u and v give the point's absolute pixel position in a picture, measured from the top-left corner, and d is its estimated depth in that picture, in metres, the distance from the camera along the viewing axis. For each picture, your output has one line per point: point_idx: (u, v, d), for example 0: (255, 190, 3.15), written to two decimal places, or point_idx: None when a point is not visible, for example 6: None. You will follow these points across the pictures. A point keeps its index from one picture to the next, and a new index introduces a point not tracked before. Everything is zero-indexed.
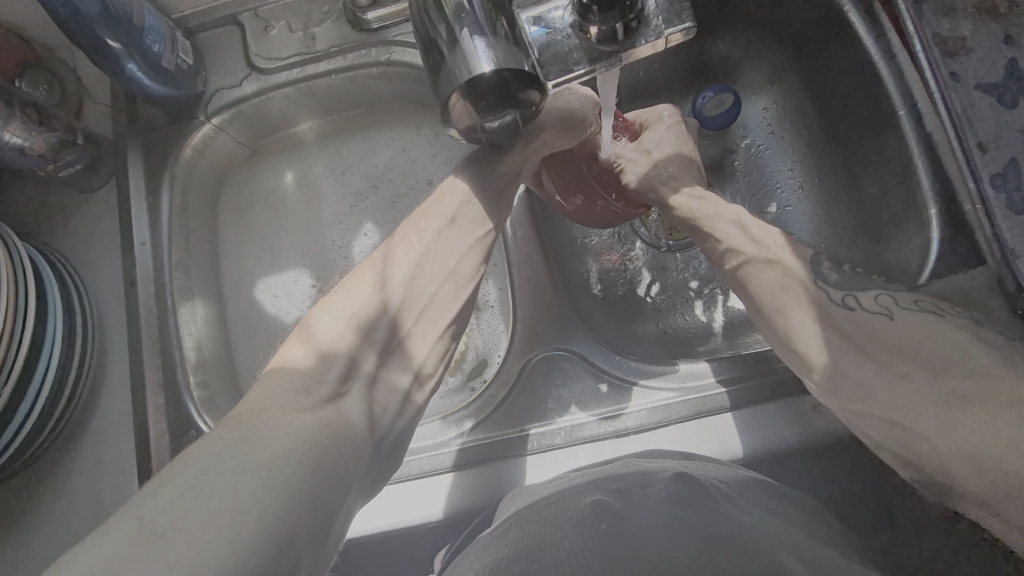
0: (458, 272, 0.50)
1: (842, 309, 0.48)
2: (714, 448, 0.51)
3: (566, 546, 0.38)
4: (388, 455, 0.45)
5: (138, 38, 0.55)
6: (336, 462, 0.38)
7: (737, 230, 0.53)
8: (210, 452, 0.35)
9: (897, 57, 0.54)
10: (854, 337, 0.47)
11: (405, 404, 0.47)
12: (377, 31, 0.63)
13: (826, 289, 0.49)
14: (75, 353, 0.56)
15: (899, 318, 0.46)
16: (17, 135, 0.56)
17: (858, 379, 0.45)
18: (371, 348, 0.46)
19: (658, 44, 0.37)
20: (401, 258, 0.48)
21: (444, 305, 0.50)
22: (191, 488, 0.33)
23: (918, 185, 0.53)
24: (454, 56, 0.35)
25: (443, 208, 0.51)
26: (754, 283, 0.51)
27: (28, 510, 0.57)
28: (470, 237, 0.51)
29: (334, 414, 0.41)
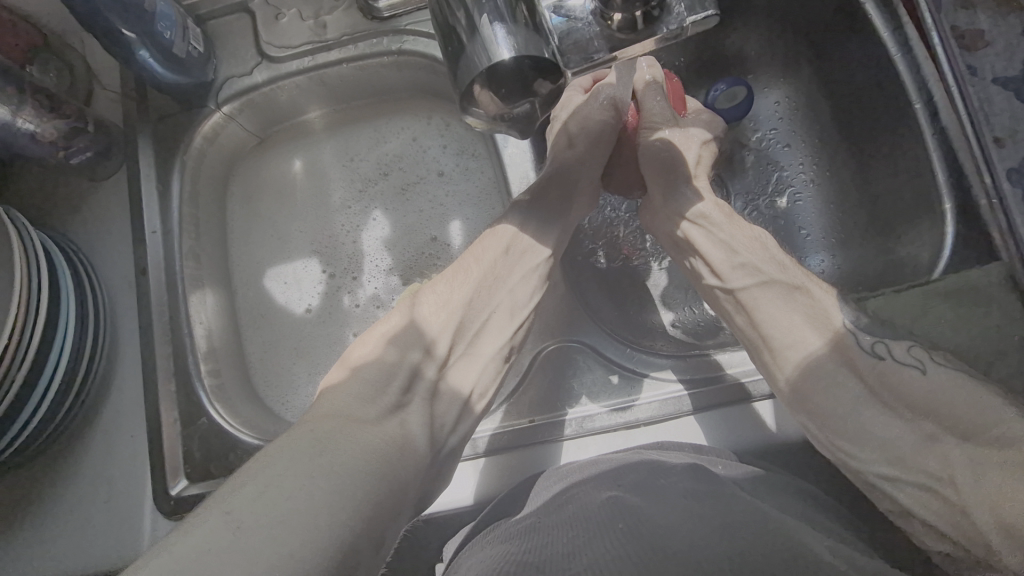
0: (510, 298, 0.53)
1: (871, 356, 0.45)
2: (721, 439, 0.52)
3: (587, 555, 0.36)
4: (445, 468, 0.46)
5: (150, 25, 0.54)
6: (399, 477, 0.39)
7: (756, 255, 0.51)
8: (290, 452, 0.36)
9: (913, 50, 0.53)
10: (873, 386, 0.44)
11: (461, 418, 0.48)
12: (387, 20, 0.63)
13: (855, 331, 0.47)
14: (87, 340, 0.56)
15: (933, 374, 0.43)
16: (29, 122, 0.55)
17: (880, 435, 0.43)
18: (429, 363, 0.48)
19: (678, 31, 0.38)
20: (458, 281, 0.52)
21: (497, 329, 0.53)
22: (271, 486, 0.34)
23: (933, 179, 0.53)
24: (473, 43, 0.35)
25: (492, 245, 0.54)
26: (759, 309, 0.49)
27: (40, 493, 0.58)
28: (523, 271, 0.54)
29: (399, 425, 0.42)
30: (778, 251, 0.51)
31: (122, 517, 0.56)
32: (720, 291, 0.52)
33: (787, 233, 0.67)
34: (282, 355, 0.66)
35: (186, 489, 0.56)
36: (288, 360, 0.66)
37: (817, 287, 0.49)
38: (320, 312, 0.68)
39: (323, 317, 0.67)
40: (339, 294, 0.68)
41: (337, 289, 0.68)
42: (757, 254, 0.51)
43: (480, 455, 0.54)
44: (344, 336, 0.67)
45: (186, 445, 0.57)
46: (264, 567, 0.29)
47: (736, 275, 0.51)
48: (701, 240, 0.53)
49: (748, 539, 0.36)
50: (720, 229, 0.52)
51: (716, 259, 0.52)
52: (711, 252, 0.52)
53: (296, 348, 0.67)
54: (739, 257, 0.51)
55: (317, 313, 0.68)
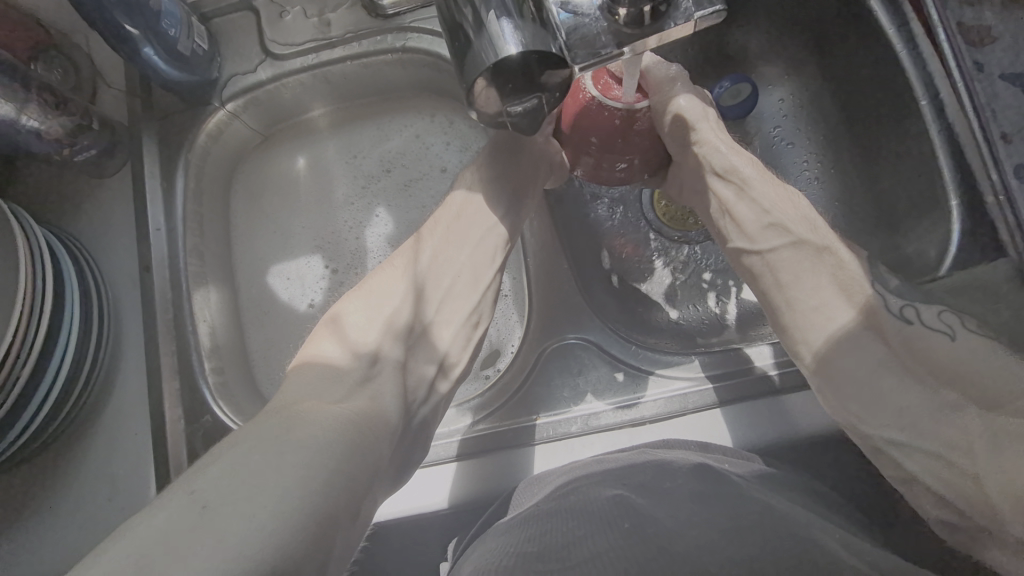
0: (473, 262, 0.54)
1: (900, 320, 0.45)
2: (725, 437, 0.51)
3: (589, 546, 0.37)
4: (417, 440, 0.48)
5: (155, 22, 0.54)
6: (372, 448, 0.39)
7: (787, 214, 0.49)
8: (254, 434, 0.36)
9: (919, 46, 0.53)
10: (899, 350, 0.44)
11: (434, 384, 0.50)
12: (392, 17, 0.62)
13: (884, 296, 0.47)
14: (92, 337, 0.57)
15: (961, 340, 0.44)
16: (34, 119, 0.55)
17: (897, 402, 0.42)
18: (395, 342, 0.48)
19: (688, 26, 0.37)
20: (413, 253, 0.53)
21: (461, 296, 0.53)
22: (238, 465, 0.34)
23: (940, 175, 0.53)
24: (480, 38, 0.35)
25: (445, 212, 0.55)
26: (787, 270, 0.48)
27: (44, 489, 0.58)
28: (477, 232, 0.55)
29: (370, 401, 0.42)
30: (811, 213, 0.50)
31: (125, 512, 0.57)
32: (746, 252, 0.51)
33: None
34: (284, 353, 0.66)
35: None
36: (291, 357, 0.66)
37: (848, 252, 0.48)
38: (321, 309, 0.68)
39: (327, 314, 0.67)
40: (341, 291, 0.68)
41: (338, 286, 0.68)
42: (788, 212, 0.50)
43: (486, 453, 0.54)
44: None
45: (190, 441, 0.57)
46: (231, 536, 0.29)
47: (767, 237, 0.49)
48: (734, 194, 0.52)
49: (757, 544, 0.35)
50: (752, 184, 0.51)
51: (747, 218, 0.51)
52: (741, 208, 0.51)
53: (300, 345, 0.67)
54: (772, 219, 0.49)
55: (319, 310, 0.68)
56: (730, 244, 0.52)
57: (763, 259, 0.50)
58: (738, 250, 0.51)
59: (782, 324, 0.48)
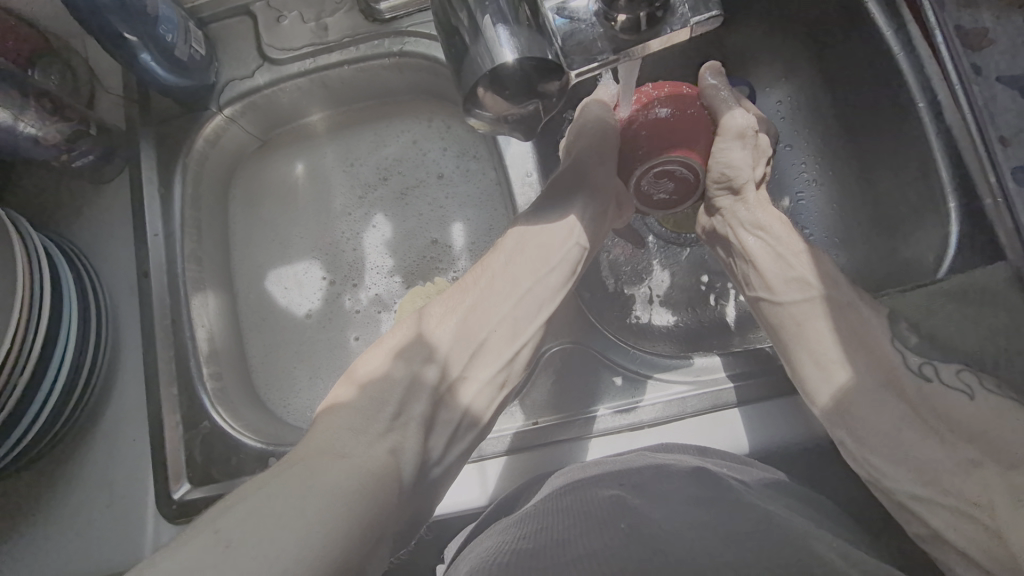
0: (512, 317, 0.51)
1: (917, 376, 0.46)
2: (729, 441, 0.52)
3: (584, 545, 0.37)
4: (427, 499, 0.45)
5: (152, 28, 0.54)
6: (380, 507, 0.37)
7: (808, 268, 0.51)
8: (279, 479, 0.36)
9: (917, 50, 0.53)
10: (917, 407, 0.46)
11: (457, 439, 0.48)
12: (389, 22, 0.62)
13: (903, 351, 0.47)
14: (90, 343, 0.56)
15: (979, 398, 0.44)
16: (31, 125, 0.54)
17: (918, 456, 0.44)
18: (423, 392, 0.46)
19: (684, 32, 0.37)
20: (454, 303, 0.51)
21: (495, 351, 0.50)
22: (261, 506, 0.34)
23: (938, 179, 0.53)
24: (477, 44, 0.35)
25: (494, 259, 0.53)
26: (808, 325, 0.49)
27: (42, 496, 0.57)
28: (525, 284, 0.52)
29: (388, 455, 0.41)
30: (831, 265, 0.52)
31: (125, 519, 0.56)
32: (765, 302, 0.52)
33: None
34: (283, 359, 0.66)
35: (188, 493, 0.56)
36: (289, 364, 0.66)
37: (870, 308, 0.50)
38: (320, 316, 0.68)
39: (326, 320, 0.67)
40: (339, 297, 0.68)
41: (337, 292, 0.68)
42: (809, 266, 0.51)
43: (485, 458, 0.54)
44: (345, 340, 0.67)
45: (188, 448, 0.57)
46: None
47: (788, 289, 0.51)
48: (763, 245, 0.53)
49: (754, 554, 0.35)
50: (778, 236, 0.53)
51: (771, 271, 0.52)
52: (767, 262, 0.52)
53: (299, 351, 0.67)
54: (792, 272, 0.51)
55: (317, 317, 0.67)
56: (752, 293, 0.54)
57: (783, 310, 0.51)
58: (760, 300, 0.52)
59: (795, 371, 0.49)
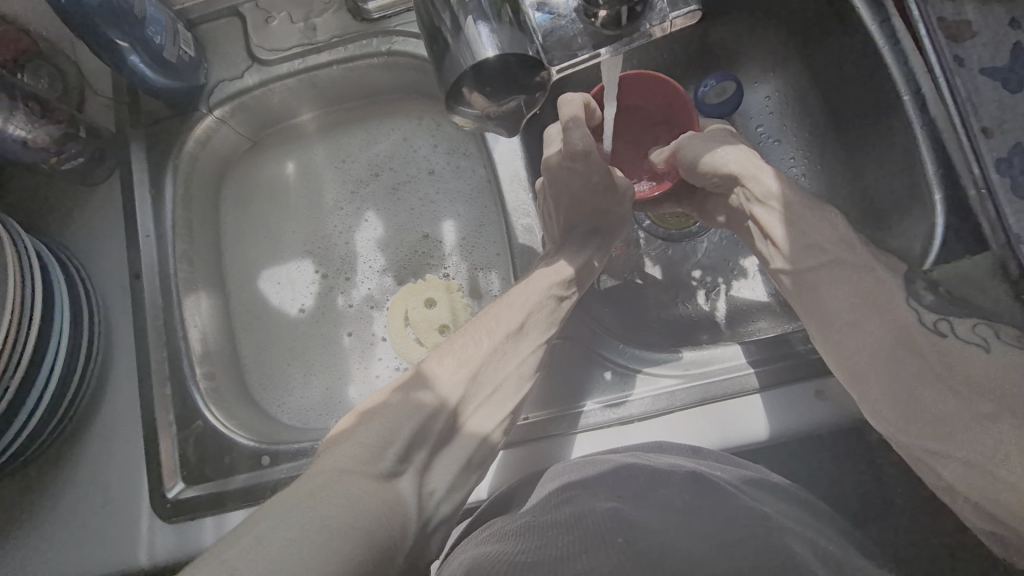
0: (520, 372, 0.48)
1: (932, 333, 0.44)
2: (715, 437, 0.52)
3: (581, 563, 0.35)
4: (433, 537, 0.41)
5: (139, 30, 0.55)
6: (387, 542, 0.35)
7: (825, 235, 0.49)
8: (279, 509, 0.34)
9: (902, 45, 0.54)
10: (936, 364, 0.43)
11: (457, 488, 0.44)
12: (377, 21, 0.63)
13: (918, 309, 0.45)
14: (82, 344, 0.57)
15: (996, 351, 0.43)
16: (20, 128, 0.55)
17: (929, 406, 0.42)
18: (428, 437, 0.43)
19: (662, 28, 0.37)
20: (467, 354, 0.47)
21: (502, 402, 0.47)
22: (267, 537, 0.31)
23: (923, 170, 0.54)
24: (458, 42, 0.35)
25: (510, 315, 0.49)
26: (828, 291, 0.47)
27: (37, 496, 0.58)
28: (532, 345, 0.50)
29: (393, 494, 0.38)
30: (847, 231, 0.49)
31: (120, 518, 0.57)
32: (784, 272, 0.50)
33: None
34: (277, 357, 0.67)
35: (183, 492, 0.56)
36: (283, 362, 0.66)
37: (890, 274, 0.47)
38: (312, 313, 0.68)
39: (318, 317, 0.68)
40: (332, 295, 0.68)
41: (330, 289, 0.68)
42: (824, 232, 0.49)
43: None
44: (338, 337, 0.67)
45: (182, 446, 0.57)
46: None
47: (807, 258, 0.49)
48: (774, 216, 0.51)
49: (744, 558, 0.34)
50: (794, 209, 0.50)
51: (786, 240, 0.50)
52: (780, 232, 0.50)
53: (291, 348, 0.67)
54: (812, 241, 0.49)
55: (310, 313, 0.68)
56: (772, 266, 0.52)
57: (801, 281, 0.49)
58: (780, 272, 0.51)
59: (821, 340, 0.47)
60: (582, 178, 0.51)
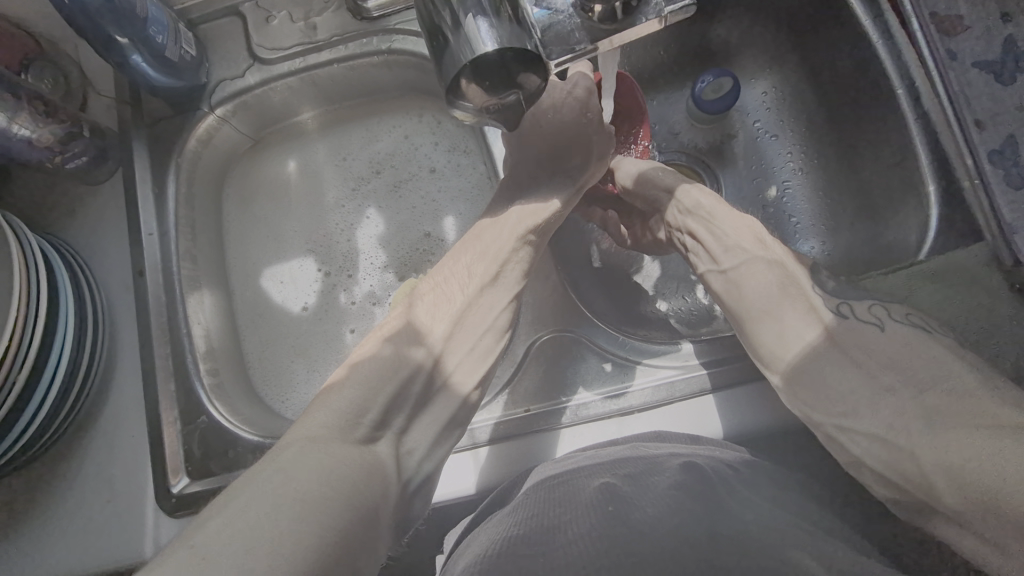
0: (495, 325, 0.50)
1: (835, 315, 0.47)
2: (715, 427, 0.52)
3: (574, 530, 0.38)
4: (416, 498, 0.43)
5: (142, 30, 0.55)
6: (367, 498, 0.36)
7: (745, 236, 0.51)
8: (253, 486, 0.34)
9: (894, 38, 0.55)
10: (844, 346, 0.45)
11: (442, 441, 0.46)
12: (377, 20, 0.63)
13: (823, 295, 0.48)
14: (88, 341, 0.57)
15: (891, 330, 0.46)
16: (25, 127, 0.55)
17: (837, 386, 0.44)
18: (407, 400, 0.44)
19: (658, 21, 0.39)
20: (443, 307, 0.49)
21: (479, 359, 0.49)
22: (234, 518, 0.31)
23: (918, 163, 0.54)
24: (458, 38, 0.36)
25: (485, 265, 0.51)
26: (749, 285, 0.49)
27: (43, 493, 0.58)
28: (507, 294, 0.51)
29: (369, 456, 0.39)
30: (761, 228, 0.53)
31: (125, 513, 0.57)
32: (713, 273, 0.52)
33: (777, 220, 0.68)
34: (281, 353, 0.67)
35: (187, 487, 0.57)
36: (286, 358, 0.67)
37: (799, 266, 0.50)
38: (315, 310, 0.69)
39: (320, 314, 0.68)
40: (334, 293, 0.69)
41: (332, 287, 0.69)
42: (743, 232, 0.52)
43: (479, 445, 0.55)
44: (340, 333, 0.67)
45: (186, 441, 0.58)
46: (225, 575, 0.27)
47: (732, 257, 0.51)
48: (704, 228, 0.53)
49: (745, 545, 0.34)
50: (719, 218, 0.53)
51: (714, 244, 0.52)
52: (709, 239, 0.53)
53: (293, 344, 0.68)
54: (735, 241, 0.51)
55: (313, 311, 0.68)
56: (701, 269, 0.54)
57: (728, 278, 0.51)
58: (707, 272, 0.53)
59: (744, 331, 0.49)
60: (576, 102, 0.53)
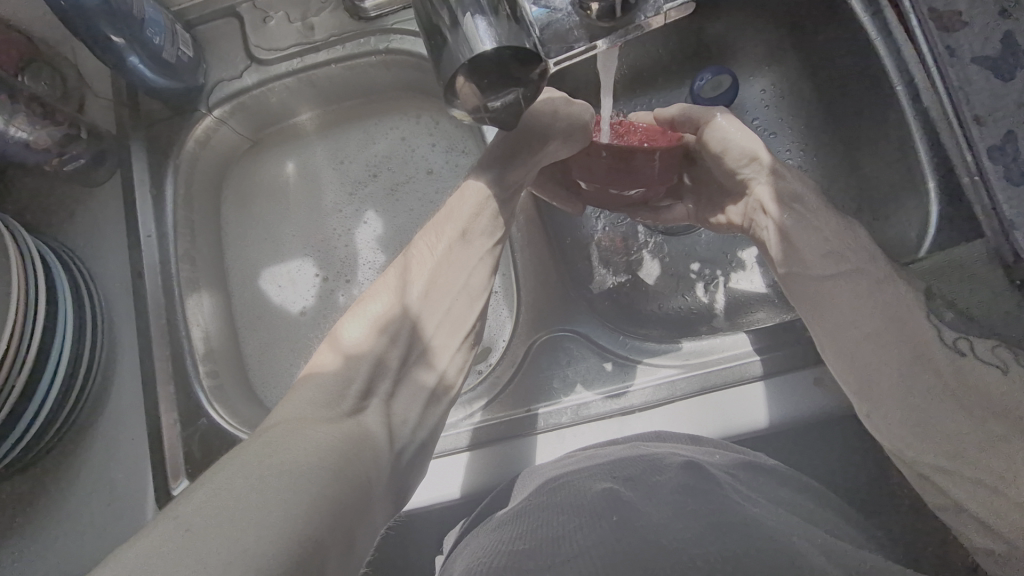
0: (470, 286, 0.49)
1: (950, 352, 0.46)
2: (716, 426, 0.52)
3: (578, 540, 0.36)
4: (412, 468, 0.43)
5: (139, 31, 0.55)
6: (358, 472, 0.36)
7: (847, 246, 0.50)
8: (235, 464, 0.33)
9: (893, 35, 0.54)
10: (952, 385, 0.45)
11: (431, 407, 0.46)
12: (374, 20, 0.63)
13: (939, 325, 0.47)
14: (87, 344, 0.57)
15: (1011, 372, 0.45)
16: (22, 129, 0.56)
17: (942, 426, 0.44)
18: (388, 371, 0.44)
19: (657, 19, 0.39)
20: (414, 270, 0.47)
21: (459, 322, 0.48)
22: (220, 491, 0.31)
23: (918, 159, 0.54)
24: (456, 36, 0.36)
25: (451, 223, 0.49)
26: (846, 295, 0.48)
27: (43, 496, 0.58)
28: (481, 250, 0.50)
29: (355, 426, 0.39)
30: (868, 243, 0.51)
31: (126, 516, 0.57)
32: (798, 276, 0.51)
33: None
34: (280, 355, 0.67)
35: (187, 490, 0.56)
36: (285, 360, 0.67)
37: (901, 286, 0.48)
38: (314, 314, 0.68)
39: (318, 318, 0.68)
40: (333, 297, 0.69)
41: (330, 291, 0.69)
42: (843, 242, 0.51)
43: (479, 446, 0.55)
44: None
45: (186, 444, 0.58)
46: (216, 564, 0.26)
47: (824, 263, 0.50)
48: (795, 226, 0.52)
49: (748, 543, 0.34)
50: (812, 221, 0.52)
51: (808, 248, 0.51)
52: (801, 241, 0.51)
53: (292, 346, 0.67)
54: (835, 250, 0.50)
55: (311, 315, 0.68)
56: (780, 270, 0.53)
57: (819, 284, 0.50)
58: (791, 275, 0.52)
59: (833, 338, 0.48)
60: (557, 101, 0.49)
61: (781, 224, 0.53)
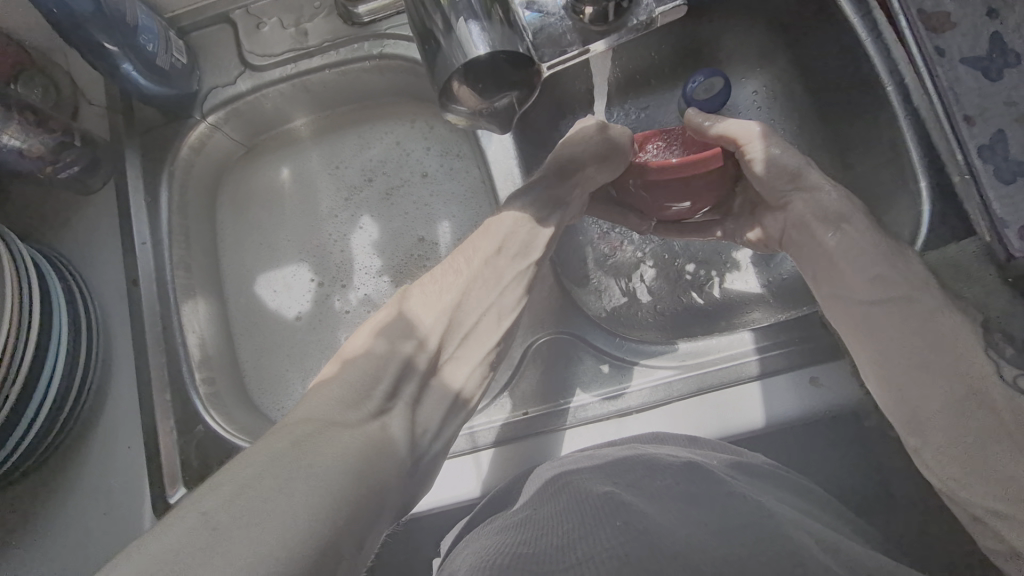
0: (499, 303, 0.49)
1: (1011, 390, 0.41)
2: (712, 426, 0.52)
3: (585, 546, 0.36)
4: (426, 478, 0.41)
5: (132, 37, 0.55)
6: (377, 478, 0.34)
7: (894, 270, 0.46)
8: (262, 456, 0.32)
9: (882, 34, 0.55)
10: (1012, 428, 0.39)
11: (450, 416, 0.45)
12: (368, 25, 0.63)
13: (999, 360, 0.42)
14: (82, 352, 0.57)
15: None
16: (15, 137, 0.55)
17: (995, 467, 0.39)
18: (413, 375, 0.43)
19: (648, 23, 0.41)
20: (446, 282, 0.48)
21: (483, 336, 0.48)
22: (245, 488, 0.30)
23: (908, 159, 0.55)
24: (450, 42, 0.36)
25: (487, 240, 0.50)
26: (895, 325, 0.44)
27: (39, 506, 0.58)
28: (513, 270, 0.50)
29: (379, 430, 0.37)
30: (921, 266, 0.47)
31: (122, 524, 0.57)
32: (839, 300, 0.48)
33: None
34: (276, 361, 0.67)
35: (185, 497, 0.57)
36: (282, 366, 0.67)
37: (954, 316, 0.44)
38: (309, 319, 0.68)
39: (313, 323, 0.68)
40: (328, 302, 0.68)
41: (326, 296, 0.69)
42: (892, 266, 0.46)
43: (479, 449, 0.55)
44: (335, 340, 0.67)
45: (183, 450, 0.58)
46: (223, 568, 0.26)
47: (871, 290, 0.46)
48: (840, 249, 0.49)
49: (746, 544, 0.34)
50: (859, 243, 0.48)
51: (854, 274, 0.47)
52: (845, 265, 0.48)
53: (289, 352, 0.67)
54: (882, 275, 0.46)
55: (307, 320, 0.68)
56: (823, 292, 0.50)
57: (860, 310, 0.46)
58: (835, 298, 0.48)
59: (881, 371, 0.45)
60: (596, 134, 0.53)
61: (824, 243, 0.50)
